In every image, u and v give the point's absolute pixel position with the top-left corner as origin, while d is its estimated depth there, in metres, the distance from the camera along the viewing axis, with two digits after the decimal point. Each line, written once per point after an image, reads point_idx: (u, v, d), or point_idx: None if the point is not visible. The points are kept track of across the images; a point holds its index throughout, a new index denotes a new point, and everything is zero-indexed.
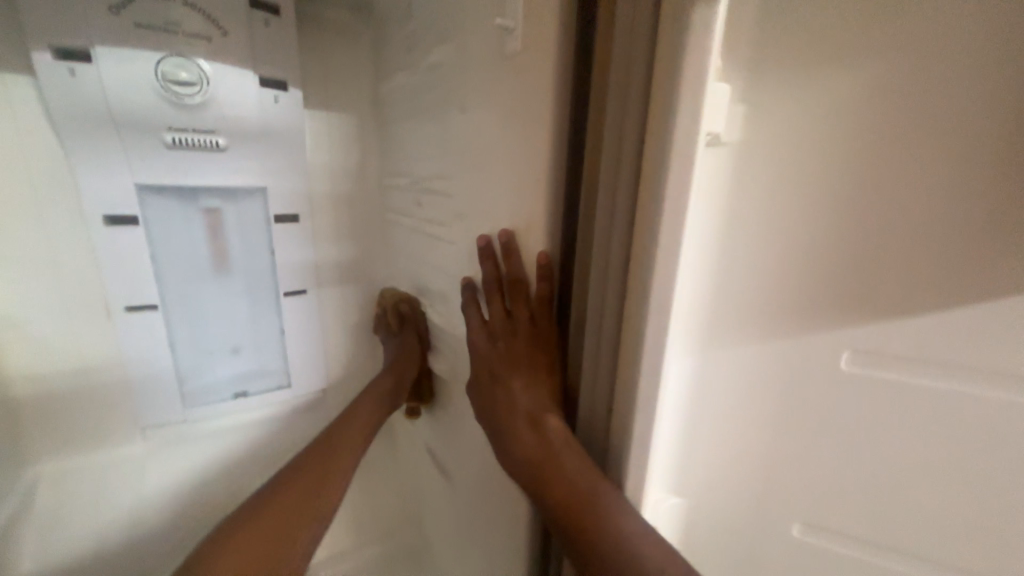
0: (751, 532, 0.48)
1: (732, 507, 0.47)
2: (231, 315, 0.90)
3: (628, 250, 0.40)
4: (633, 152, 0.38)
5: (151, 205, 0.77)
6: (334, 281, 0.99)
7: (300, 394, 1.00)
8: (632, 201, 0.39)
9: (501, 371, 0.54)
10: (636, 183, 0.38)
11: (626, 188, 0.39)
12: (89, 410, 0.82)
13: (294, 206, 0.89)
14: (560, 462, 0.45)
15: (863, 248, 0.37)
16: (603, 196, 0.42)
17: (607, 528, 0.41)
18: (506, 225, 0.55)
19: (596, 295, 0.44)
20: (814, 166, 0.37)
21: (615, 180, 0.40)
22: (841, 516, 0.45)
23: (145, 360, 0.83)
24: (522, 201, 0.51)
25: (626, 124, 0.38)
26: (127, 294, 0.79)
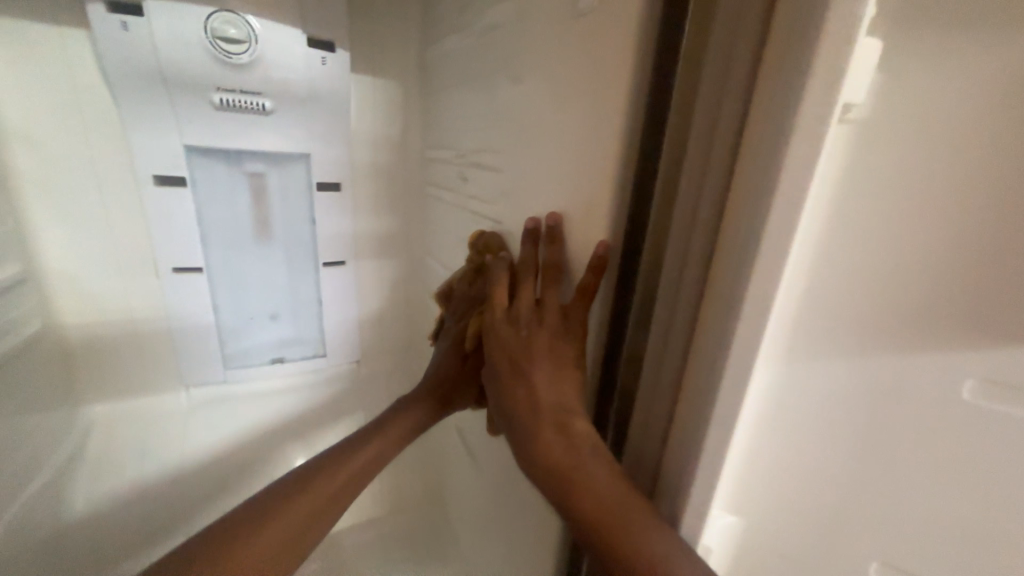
0: (814, 560, 0.43)
1: (793, 533, 0.43)
2: (270, 282, 0.90)
3: (714, 238, 0.34)
4: (734, 119, 0.32)
5: (199, 168, 0.77)
6: (371, 253, 0.97)
7: (334, 364, 1.00)
8: (725, 185, 0.33)
9: (521, 360, 0.49)
10: (732, 164, 0.32)
11: (719, 169, 0.33)
12: (136, 365, 0.85)
13: (335, 174, 0.87)
14: (586, 467, 0.42)
15: (1018, 256, 0.30)
16: (688, 172, 0.36)
17: (643, 551, 0.37)
18: (563, 206, 0.50)
19: (667, 287, 0.39)
20: (969, 151, 0.29)
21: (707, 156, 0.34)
22: (931, 561, 0.39)
23: (189, 321, 0.85)
24: (582, 176, 0.46)
25: (726, 92, 0.32)
26: (174, 254, 0.80)
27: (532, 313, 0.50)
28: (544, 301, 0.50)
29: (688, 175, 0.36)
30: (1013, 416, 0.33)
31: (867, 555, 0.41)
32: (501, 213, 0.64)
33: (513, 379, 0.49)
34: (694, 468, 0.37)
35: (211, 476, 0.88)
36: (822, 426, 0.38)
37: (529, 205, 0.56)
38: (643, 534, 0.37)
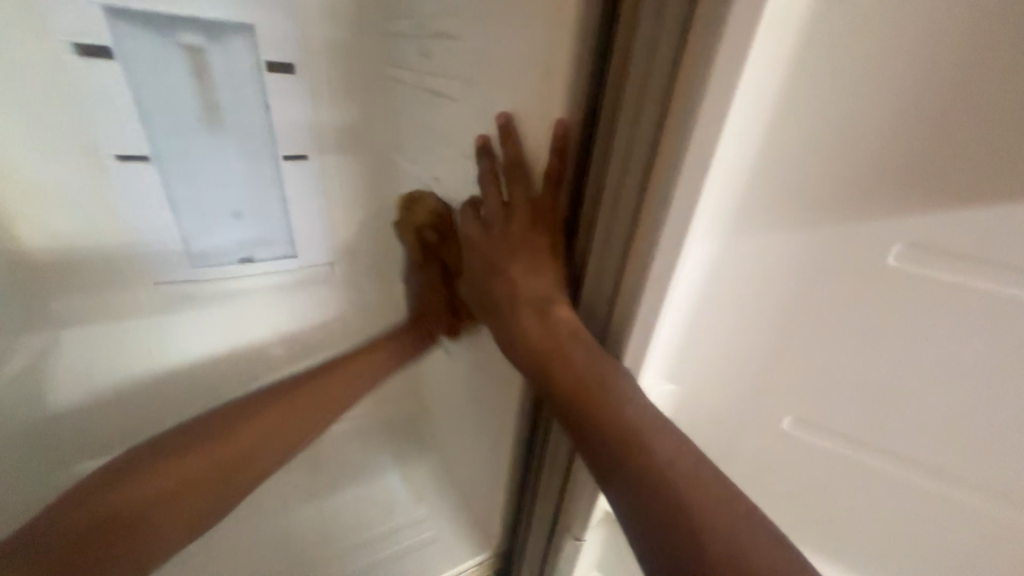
0: (743, 419, 0.48)
1: (722, 398, 0.47)
2: (228, 177, 0.85)
3: (667, 94, 0.33)
4: None
5: (124, 38, 0.69)
6: (335, 149, 0.91)
7: (306, 265, 1.00)
8: (683, 26, 0.30)
9: (500, 261, 0.49)
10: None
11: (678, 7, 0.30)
12: (96, 264, 0.82)
13: (286, 55, 0.79)
14: (562, 351, 0.43)
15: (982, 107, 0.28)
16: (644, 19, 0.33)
17: (617, 414, 0.39)
18: (522, 74, 0.46)
19: (620, 157, 0.38)
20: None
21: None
22: (844, 418, 0.44)
23: (146, 217, 0.82)
24: (540, 37, 0.43)
25: None
26: (115, 141, 0.74)
27: (505, 213, 0.49)
28: (512, 198, 0.48)
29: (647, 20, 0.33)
30: (937, 279, 0.35)
31: (787, 412, 0.46)
32: (463, 93, 0.59)
33: (493, 279, 0.50)
34: (635, 326, 0.40)
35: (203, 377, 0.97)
36: (756, 294, 0.40)
37: (489, 81, 0.53)
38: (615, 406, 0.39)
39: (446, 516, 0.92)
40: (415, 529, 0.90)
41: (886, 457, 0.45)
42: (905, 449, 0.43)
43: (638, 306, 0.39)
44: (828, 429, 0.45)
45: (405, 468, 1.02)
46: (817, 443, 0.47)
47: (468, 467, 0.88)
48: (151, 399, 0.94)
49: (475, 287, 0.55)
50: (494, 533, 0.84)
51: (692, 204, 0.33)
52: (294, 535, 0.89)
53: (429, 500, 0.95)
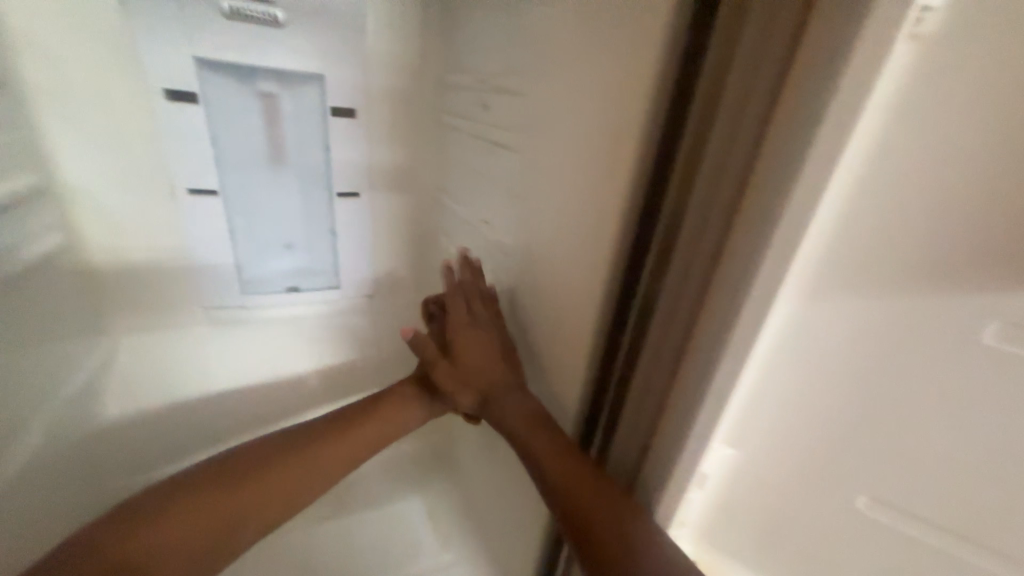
0: (816, 499, 0.44)
1: (785, 467, 0.44)
2: (285, 209, 0.90)
3: (752, 157, 0.32)
4: (790, 19, 0.29)
5: (211, 84, 0.75)
6: (385, 187, 0.95)
7: (347, 297, 1.02)
8: (772, 94, 0.30)
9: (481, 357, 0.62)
10: (782, 69, 0.30)
11: (769, 75, 0.30)
12: (156, 286, 0.86)
13: (351, 101, 0.84)
14: (541, 425, 0.54)
15: None
16: (733, 80, 0.32)
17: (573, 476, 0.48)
18: (590, 132, 0.47)
19: (697, 215, 0.37)
20: None
21: (756, 63, 0.31)
22: (936, 508, 0.40)
23: (207, 244, 0.86)
24: (613, 101, 0.44)
25: None
26: (190, 176, 0.79)
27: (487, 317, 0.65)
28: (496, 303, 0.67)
29: (734, 86, 0.32)
30: None
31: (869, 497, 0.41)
32: (522, 144, 0.61)
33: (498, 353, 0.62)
34: (708, 396, 0.38)
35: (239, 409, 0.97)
36: (830, 358, 0.38)
37: (552, 135, 0.54)
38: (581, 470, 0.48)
39: (470, 563, 0.88)
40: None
41: (985, 558, 0.40)
42: (1010, 549, 0.38)
43: (713, 376, 0.37)
44: (917, 522, 0.41)
45: (429, 507, 0.99)
46: (903, 535, 0.42)
47: (496, 514, 0.84)
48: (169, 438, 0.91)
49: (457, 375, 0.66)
50: None
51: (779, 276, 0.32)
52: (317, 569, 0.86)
53: (453, 543, 0.92)
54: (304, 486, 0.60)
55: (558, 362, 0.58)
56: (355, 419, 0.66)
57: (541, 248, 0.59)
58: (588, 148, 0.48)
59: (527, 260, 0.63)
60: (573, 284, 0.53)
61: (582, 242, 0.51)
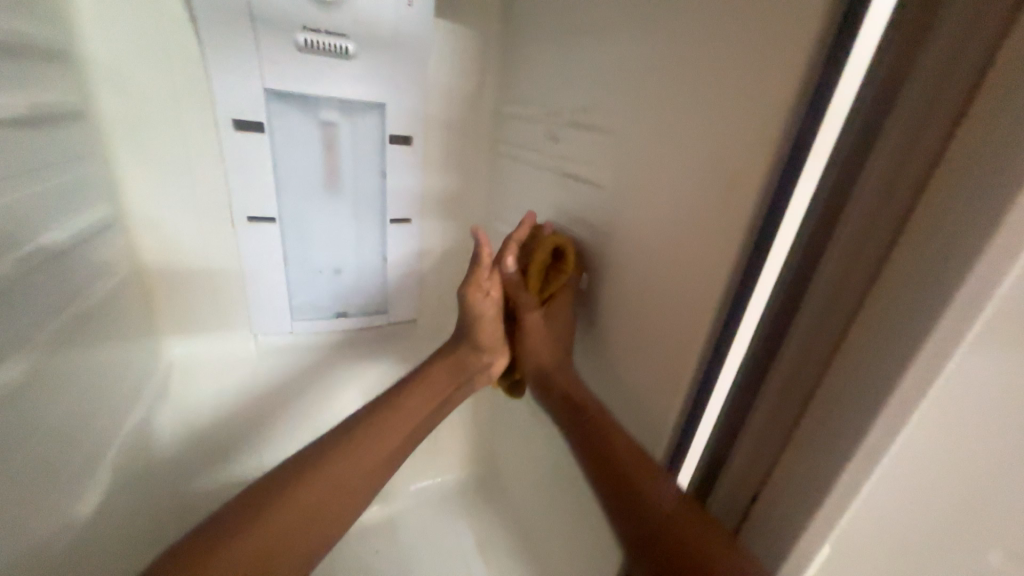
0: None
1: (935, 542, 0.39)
2: (338, 234, 0.90)
3: (906, 213, 0.31)
4: (966, 81, 0.28)
5: (277, 114, 0.75)
6: (436, 212, 0.95)
7: (394, 320, 1.01)
8: (944, 143, 0.29)
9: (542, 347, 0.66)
10: (957, 115, 0.29)
11: (943, 119, 0.29)
12: (210, 312, 0.86)
13: (408, 129, 0.84)
14: (604, 433, 0.53)
15: None
16: (890, 137, 0.32)
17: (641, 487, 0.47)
18: (692, 172, 0.47)
19: (833, 270, 0.36)
20: None
21: (920, 121, 0.30)
22: None
23: (262, 270, 0.85)
24: (726, 146, 0.43)
25: (965, 44, 0.28)
26: (251, 204, 0.79)
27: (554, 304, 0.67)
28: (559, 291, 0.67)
29: (898, 129, 0.31)
30: None
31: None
32: (602, 178, 0.61)
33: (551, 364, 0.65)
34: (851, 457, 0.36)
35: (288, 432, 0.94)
36: (980, 414, 0.33)
37: (641, 173, 0.54)
38: (650, 491, 0.46)
39: None
40: None
41: None
42: None
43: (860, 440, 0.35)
44: None
45: (479, 536, 0.97)
46: None
47: (555, 548, 0.82)
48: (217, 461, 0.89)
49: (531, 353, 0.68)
50: None
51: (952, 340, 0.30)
52: None
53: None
54: (342, 505, 0.51)
55: (645, 397, 0.58)
56: (382, 418, 0.58)
57: (629, 282, 0.59)
58: (689, 191, 0.47)
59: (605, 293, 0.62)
60: (667, 320, 0.53)
61: (679, 280, 0.50)
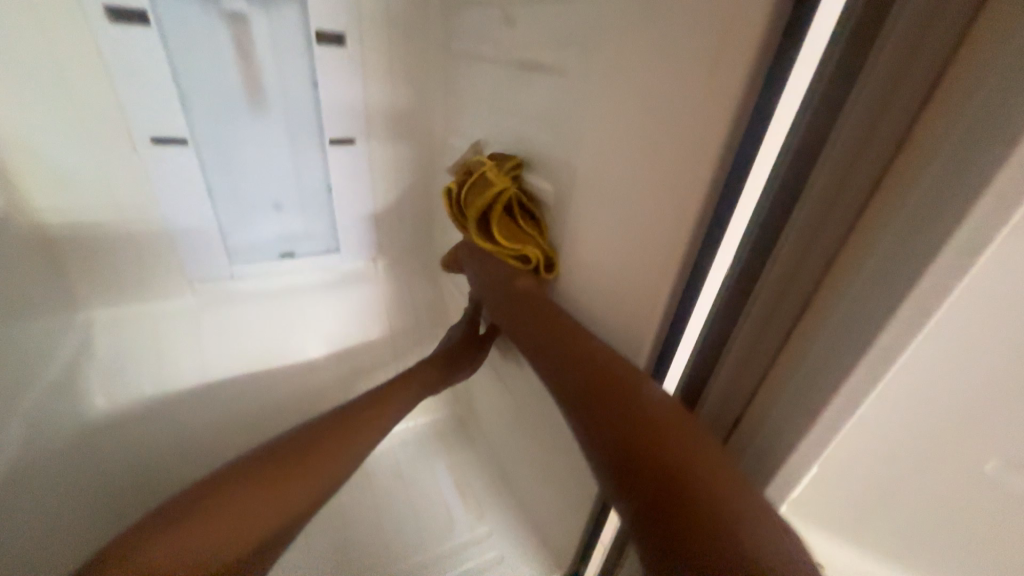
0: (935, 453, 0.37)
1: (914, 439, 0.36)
2: (272, 162, 0.78)
3: (780, 344, 0.36)
4: (854, 200, 0.30)
5: (163, 4, 0.61)
6: (384, 130, 0.83)
7: (349, 260, 0.91)
8: (871, 190, 0.29)
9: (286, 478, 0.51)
10: (890, 162, 0.28)
11: (793, 307, 0.34)
12: (125, 256, 0.75)
13: (337, 26, 0.71)
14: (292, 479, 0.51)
15: None
16: (783, 254, 0.35)
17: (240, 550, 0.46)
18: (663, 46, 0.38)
19: (759, 309, 0.37)
20: None
21: (768, 320, 0.36)
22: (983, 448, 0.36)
23: (182, 202, 0.74)
24: (701, 20, 0.35)
25: (873, 144, 0.29)
26: (149, 121, 0.67)
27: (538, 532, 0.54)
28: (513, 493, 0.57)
29: (764, 305, 0.36)
30: None
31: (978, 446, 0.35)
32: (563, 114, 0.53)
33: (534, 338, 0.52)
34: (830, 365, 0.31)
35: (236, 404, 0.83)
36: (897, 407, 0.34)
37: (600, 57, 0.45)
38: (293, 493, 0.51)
39: (508, 529, 0.83)
40: (477, 549, 0.81)
41: None
42: None
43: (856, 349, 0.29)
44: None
45: (457, 476, 0.93)
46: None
47: (532, 482, 0.80)
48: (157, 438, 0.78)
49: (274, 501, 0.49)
50: (563, 550, 0.76)
51: (979, 233, 0.24)
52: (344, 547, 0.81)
53: (488, 511, 0.87)
54: None
55: (607, 306, 0.50)
56: None
57: (594, 182, 0.49)
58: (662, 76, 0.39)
59: (568, 200, 0.53)
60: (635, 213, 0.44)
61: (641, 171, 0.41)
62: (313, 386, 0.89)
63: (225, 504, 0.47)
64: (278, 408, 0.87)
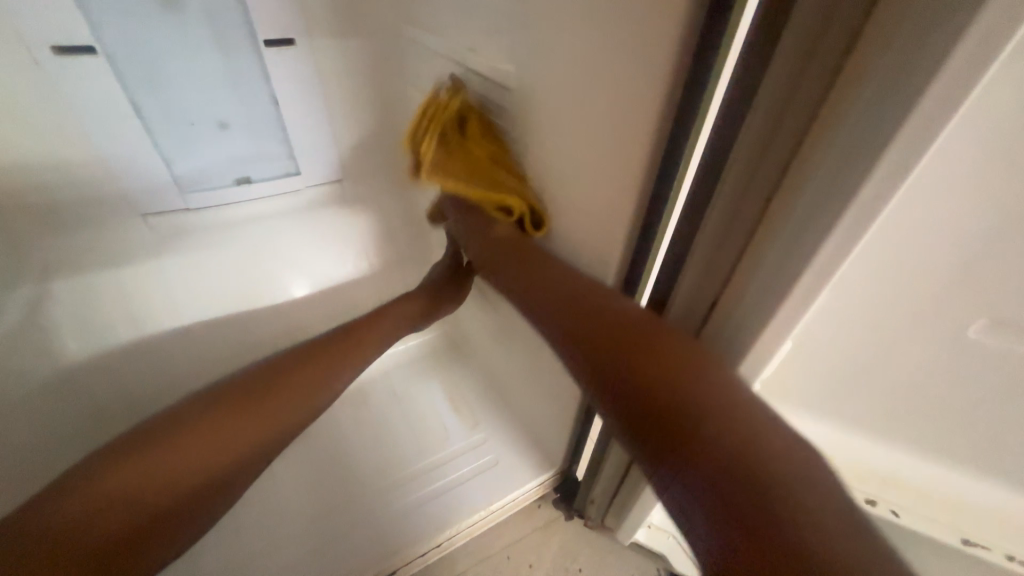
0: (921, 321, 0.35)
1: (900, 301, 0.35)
2: (203, 71, 0.69)
3: (755, 225, 0.33)
4: (834, 51, 0.26)
5: None
6: (326, 26, 0.72)
7: (313, 183, 0.85)
8: (851, 42, 0.25)
9: (269, 390, 0.56)
10: (875, 1, 0.23)
11: (763, 189, 0.32)
12: (64, 191, 0.70)
13: None
14: (275, 393, 0.56)
15: None
16: (755, 123, 0.31)
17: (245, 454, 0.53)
18: None
19: (735, 184, 0.33)
20: None
21: (746, 193, 0.33)
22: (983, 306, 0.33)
23: (111, 125, 0.67)
24: None
25: None
26: (47, 27, 0.58)
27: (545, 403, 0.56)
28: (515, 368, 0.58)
29: (735, 186, 0.33)
30: None
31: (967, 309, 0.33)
32: None
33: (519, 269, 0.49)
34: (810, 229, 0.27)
35: (219, 340, 0.82)
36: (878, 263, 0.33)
37: None
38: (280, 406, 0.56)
39: (503, 435, 0.87)
40: (473, 454, 0.85)
41: None
42: None
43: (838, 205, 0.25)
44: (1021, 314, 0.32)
45: (452, 393, 0.96)
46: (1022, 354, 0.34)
47: (522, 391, 0.81)
48: (145, 379, 0.77)
49: (266, 409, 0.55)
50: (555, 449, 0.80)
51: (997, 35, 0.19)
52: (349, 461, 0.85)
53: (483, 422, 0.90)
54: None
55: (582, 198, 0.47)
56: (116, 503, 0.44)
57: (558, 53, 0.42)
58: None
59: (531, 82, 0.47)
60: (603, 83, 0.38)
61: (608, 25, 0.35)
62: (296, 317, 0.88)
63: (170, 445, 0.48)
64: (265, 340, 0.85)
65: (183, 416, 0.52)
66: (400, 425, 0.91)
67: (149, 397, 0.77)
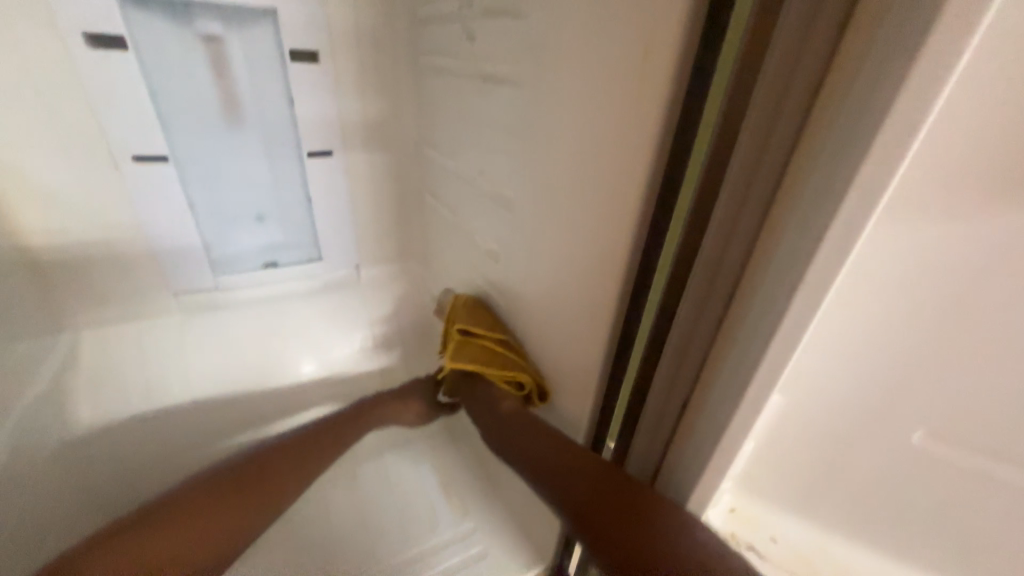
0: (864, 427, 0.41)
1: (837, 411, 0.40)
2: (252, 176, 0.80)
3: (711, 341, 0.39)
4: (753, 218, 0.34)
5: (138, 29, 0.65)
6: (361, 143, 0.86)
7: (331, 268, 0.94)
8: (764, 213, 0.33)
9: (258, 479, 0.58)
10: (776, 188, 0.32)
11: (713, 313, 0.38)
12: (109, 267, 0.78)
13: (310, 44, 0.74)
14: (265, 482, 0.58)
15: None
16: (702, 262, 0.38)
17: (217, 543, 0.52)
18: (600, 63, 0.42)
19: (691, 307, 0.40)
20: None
21: (699, 315, 0.39)
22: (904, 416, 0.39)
23: (163, 216, 0.77)
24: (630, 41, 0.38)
25: (760, 173, 0.33)
26: (132, 140, 0.70)
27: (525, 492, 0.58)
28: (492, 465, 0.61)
29: (690, 309, 0.40)
30: None
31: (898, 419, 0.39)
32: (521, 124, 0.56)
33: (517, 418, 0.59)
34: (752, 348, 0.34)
35: (224, 412, 0.85)
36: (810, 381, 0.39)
37: (550, 72, 0.49)
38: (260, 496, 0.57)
39: (493, 526, 0.85)
40: (461, 546, 0.83)
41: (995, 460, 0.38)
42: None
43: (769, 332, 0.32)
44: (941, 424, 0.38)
45: (443, 479, 0.95)
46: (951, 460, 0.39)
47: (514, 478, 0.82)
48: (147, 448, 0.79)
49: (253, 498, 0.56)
50: (545, 545, 0.78)
51: (856, 224, 0.27)
52: (331, 550, 0.82)
53: (473, 511, 0.88)
54: None
55: (570, 304, 0.54)
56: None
57: (553, 186, 0.52)
58: (602, 89, 0.42)
59: (530, 204, 0.57)
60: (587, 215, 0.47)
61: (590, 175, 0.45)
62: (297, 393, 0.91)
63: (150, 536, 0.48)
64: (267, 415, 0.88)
65: (165, 505, 0.52)
66: (388, 511, 0.90)
67: (146, 469, 0.78)
